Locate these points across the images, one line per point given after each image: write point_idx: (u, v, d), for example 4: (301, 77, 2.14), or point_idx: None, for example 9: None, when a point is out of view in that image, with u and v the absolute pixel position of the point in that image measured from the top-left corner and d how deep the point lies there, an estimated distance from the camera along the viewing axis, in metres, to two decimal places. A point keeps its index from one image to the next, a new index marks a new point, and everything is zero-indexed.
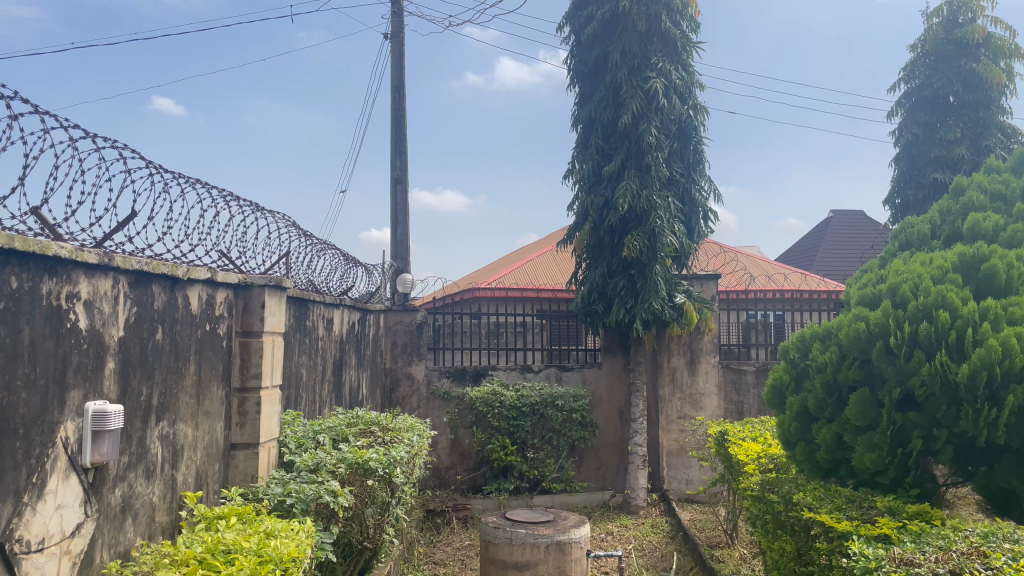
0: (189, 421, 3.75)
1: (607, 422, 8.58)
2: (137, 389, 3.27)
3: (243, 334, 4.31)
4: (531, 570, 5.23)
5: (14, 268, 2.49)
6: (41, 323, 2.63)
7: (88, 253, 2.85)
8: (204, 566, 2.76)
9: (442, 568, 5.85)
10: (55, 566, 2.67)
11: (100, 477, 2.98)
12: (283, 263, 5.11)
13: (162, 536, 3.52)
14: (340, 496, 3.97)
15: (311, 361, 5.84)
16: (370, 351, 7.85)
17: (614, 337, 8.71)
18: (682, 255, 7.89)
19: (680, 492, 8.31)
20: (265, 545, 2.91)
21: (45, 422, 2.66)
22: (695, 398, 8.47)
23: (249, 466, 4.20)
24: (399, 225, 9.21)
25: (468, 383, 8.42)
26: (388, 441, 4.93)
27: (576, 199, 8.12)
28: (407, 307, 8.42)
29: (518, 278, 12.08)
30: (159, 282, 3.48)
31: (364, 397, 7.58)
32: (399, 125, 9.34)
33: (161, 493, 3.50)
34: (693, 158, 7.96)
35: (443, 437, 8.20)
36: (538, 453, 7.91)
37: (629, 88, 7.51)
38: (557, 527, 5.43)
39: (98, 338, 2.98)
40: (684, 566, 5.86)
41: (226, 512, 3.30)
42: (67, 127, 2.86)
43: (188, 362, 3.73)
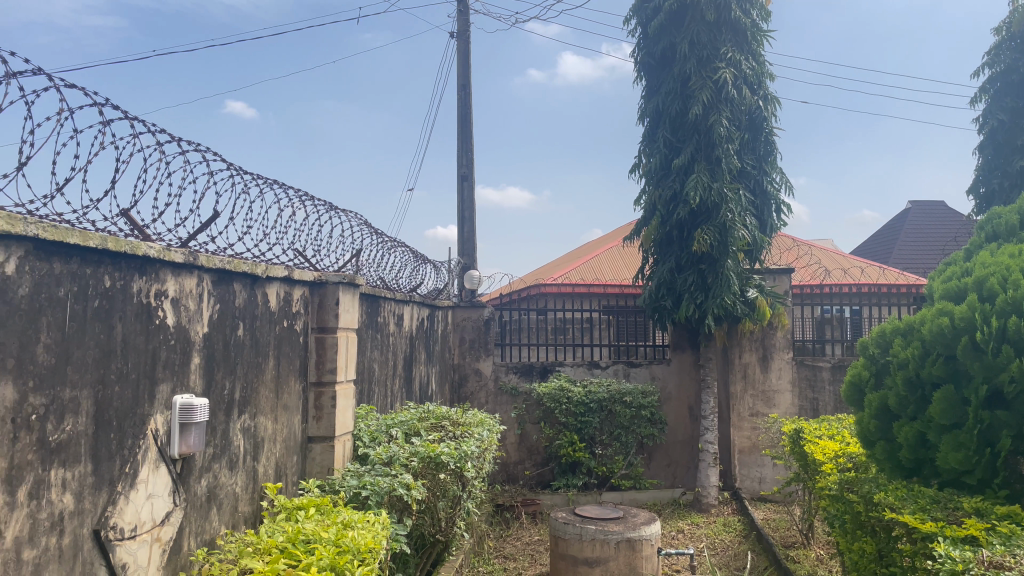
0: (269, 414, 3.87)
1: (676, 419, 8.48)
2: (221, 383, 3.40)
3: (319, 330, 4.42)
4: (601, 566, 5.23)
5: (107, 268, 2.61)
6: (133, 320, 2.75)
7: (175, 252, 2.97)
8: (285, 555, 2.86)
9: (512, 562, 5.88)
10: (147, 552, 2.80)
11: (187, 467, 3.10)
12: (355, 260, 5.22)
13: (245, 525, 3.65)
14: (413, 489, 4.04)
15: (382, 356, 5.95)
16: (439, 346, 7.96)
17: (683, 332, 8.58)
18: (754, 248, 7.74)
19: (753, 490, 8.17)
20: (343, 535, 2.98)
21: (137, 414, 2.78)
22: (768, 395, 8.30)
23: (325, 459, 4.31)
24: (466, 222, 9.28)
25: (535, 378, 8.45)
26: (458, 436, 5.00)
27: (644, 192, 8.04)
28: (474, 303, 8.51)
29: (584, 274, 12.05)
30: (240, 280, 3.59)
31: (433, 391, 7.68)
32: (465, 122, 9.41)
33: (243, 484, 3.62)
34: (764, 149, 7.81)
35: (511, 432, 8.25)
36: (606, 449, 7.88)
37: (697, 79, 7.40)
38: (627, 524, 5.40)
39: (185, 334, 3.10)
40: (758, 565, 5.76)
41: (305, 503, 3.40)
42: (154, 133, 2.99)
43: (268, 357, 3.85)
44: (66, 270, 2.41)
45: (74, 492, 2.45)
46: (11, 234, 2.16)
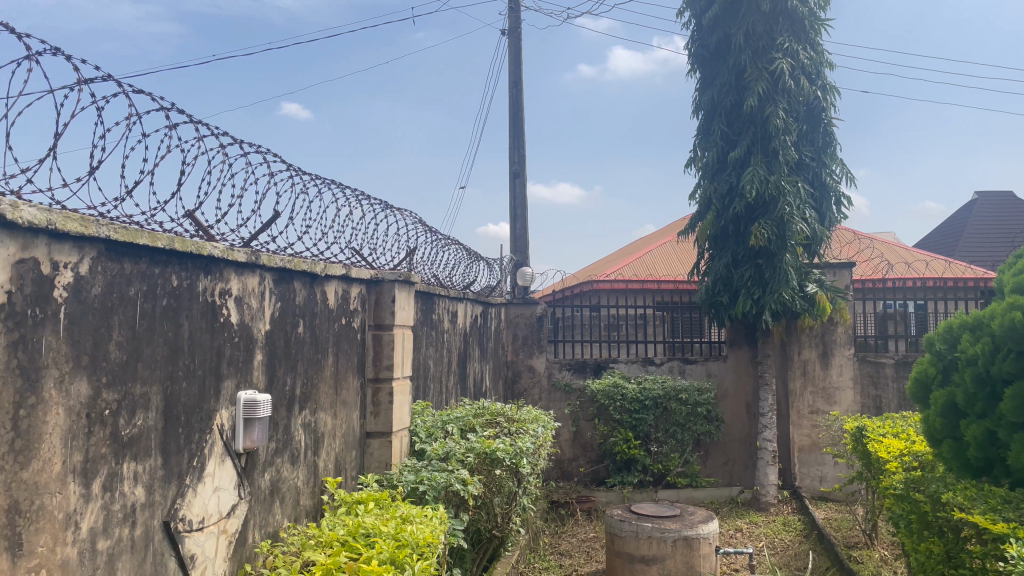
0: (329, 410, 3.94)
1: (734, 416, 8.36)
2: (282, 379, 3.48)
3: (376, 327, 4.48)
4: (658, 564, 5.19)
5: (174, 268, 2.69)
6: (199, 318, 2.84)
7: (238, 252, 3.05)
8: (346, 548, 2.92)
9: (568, 559, 5.88)
10: (214, 544, 2.88)
11: (251, 461, 3.19)
12: (410, 258, 5.27)
13: (307, 519, 3.73)
14: (469, 484, 4.07)
15: (437, 352, 6.01)
16: (492, 343, 8.00)
17: (740, 329, 8.45)
18: (814, 242, 7.58)
19: (813, 489, 8.01)
20: (402, 530, 3.02)
21: (203, 409, 2.87)
22: (829, 392, 8.12)
23: (383, 454, 4.37)
24: (518, 219, 9.30)
25: (589, 375, 8.42)
26: (514, 432, 5.02)
27: (699, 186, 7.93)
28: (527, 300, 8.52)
29: (637, 270, 11.96)
30: (300, 279, 3.66)
31: (487, 388, 7.73)
32: (517, 119, 9.42)
33: (305, 478, 3.70)
34: (823, 140, 7.63)
35: (565, 429, 8.23)
36: (662, 447, 7.81)
37: (753, 70, 7.27)
38: (684, 522, 5.35)
39: (248, 332, 3.18)
40: (820, 565, 5.65)
41: (364, 498, 3.46)
42: (218, 136, 3.07)
43: (327, 354, 3.92)
44: (135, 270, 2.49)
45: (145, 484, 2.54)
46: (84, 236, 2.24)
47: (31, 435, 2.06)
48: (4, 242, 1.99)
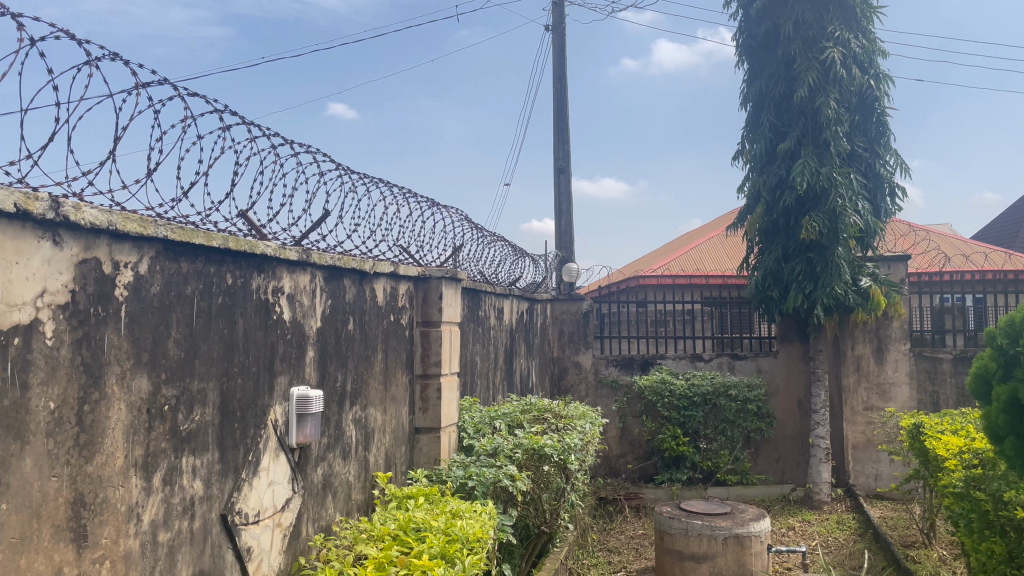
0: (379, 406, 3.99)
1: (785, 412, 8.23)
2: (333, 375, 3.53)
3: (424, 324, 4.52)
4: (709, 562, 5.14)
5: (229, 266, 2.75)
6: (253, 316, 2.90)
7: (290, 250, 3.10)
8: (398, 542, 2.96)
9: (617, 556, 5.86)
10: (269, 537, 2.94)
11: (304, 456, 3.24)
12: (456, 256, 5.30)
13: (359, 513, 3.78)
14: (518, 480, 4.08)
15: (484, 349, 6.04)
16: (539, 339, 8.01)
17: (791, 324, 8.31)
18: (867, 235, 7.41)
19: (868, 487, 7.84)
20: (452, 524, 3.05)
21: (258, 405, 2.93)
22: (884, 388, 7.93)
23: (432, 449, 4.42)
24: (563, 215, 9.28)
25: (636, 371, 8.36)
26: (561, 428, 5.02)
27: (747, 179, 7.81)
28: (573, 296, 8.50)
29: (685, 265, 11.83)
30: (350, 276, 3.71)
31: (534, 384, 7.74)
32: (562, 114, 9.40)
33: (356, 472, 3.75)
34: (876, 130, 7.45)
35: (612, 425, 8.19)
36: (711, 444, 7.73)
37: (804, 60, 7.12)
38: (735, 519, 5.28)
39: (300, 329, 3.23)
40: (875, 565, 5.53)
41: (414, 493, 3.50)
42: (269, 137, 3.13)
43: (377, 350, 3.97)
44: (192, 269, 2.55)
45: (203, 478, 2.60)
46: (143, 236, 2.30)
47: (96, 430, 2.13)
48: (68, 243, 2.06)
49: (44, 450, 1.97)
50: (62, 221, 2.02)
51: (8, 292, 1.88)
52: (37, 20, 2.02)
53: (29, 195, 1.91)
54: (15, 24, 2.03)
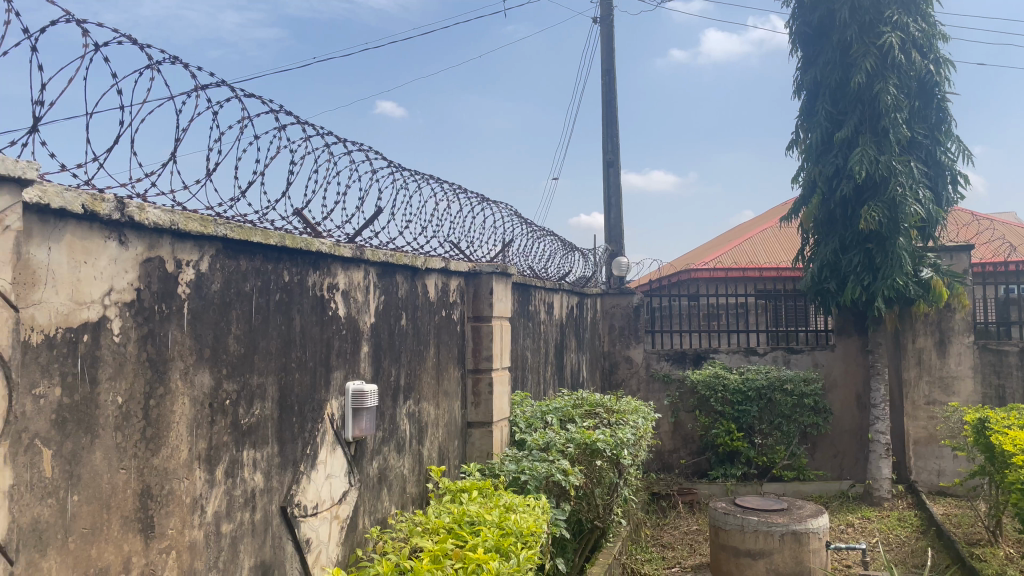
0: (432, 400, 4.03)
1: (843, 407, 8.05)
2: (387, 371, 3.58)
3: (475, 319, 4.54)
4: (765, 559, 5.06)
5: (286, 264, 2.80)
6: (309, 312, 2.95)
7: (344, 247, 3.15)
8: (453, 535, 2.99)
9: (671, 551, 5.82)
10: (327, 529, 3.00)
11: (360, 450, 3.30)
12: (506, 251, 5.31)
13: (413, 505, 3.83)
14: (570, 475, 4.08)
15: (534, 343, 6.04)
16: (589, 334, 7.99)
17: (849, 317, 8.12)
18: (929, 224, 7.20)
19: (930, 483, 7.63)
20: (506, 518, 3.07)
21: (315, 399, 2.98)
22: (947, 382, 7.70)
23: (485, 444, 4.44)
24: (613, 209, 9.22)
25: (688, 366, 8.27)
26: (613, 423, 5.00)
27: (802, 169, 7.65)
28: (623, 290, 8.45)
29: (737, 257, 11.65)
30: (402, 272, 3.75)
31: (585, 379, 7.72)
32: (610, 107, 9.33)
33: (411, 466, 3.80)
34: (937, 116, 7.23)
35: (665, 420, 8.11)
36: (766, 439, 7.61)
37: (860, 46, 6.94)
38: (792, 516, 5.19)
39: (355, 324, 3.28)
40: (939, 563, 5.40)
41: (468, 486, 3.53)
42: (324, 136, 3.18)
43: (429, 345, 4.00)
44: (251, 267, 2.61)
45: (264, 471, 2.66)
46: (204, 235, 2.36)
47: (161, 424, 2.20)
48: (133, 243, 2.12)
49: (113, 443, 2.04)
50: (127, 222, 2.09)
51: (78, 291, 1.95)
52: (100, 27, 2.08)
53: (96, 196, 1.97)
54: (81, 30, 2.09)
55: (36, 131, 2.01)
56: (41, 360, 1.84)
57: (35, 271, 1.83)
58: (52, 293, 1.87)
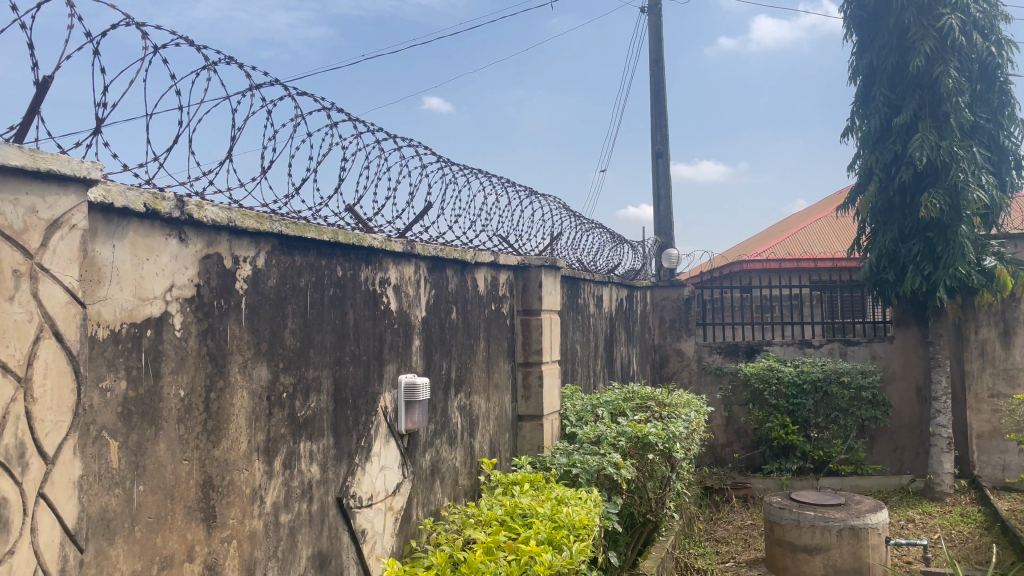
0: (483, 393, 4.05)
1: (902, 400, 7.85)
2: (439, 364, 3.61)
3: (525, 312, 4.55)
4: (823, 554, 4.97)
5: (339, 259, 2.84)
6: (362, 306, 2.99)
7: (395, 242, 3.18)
8: (505, 527, 3.02)
9: (725, 546, 5.75)
10: (382, 520, 3.04)
11: (413, 442, 3.33)
12: (555, 245, 5.30)
13: (465, 497, 3.86)
14: (622, 468, 4.06)
15: (584, 337, 6.03)
16: (639, 327, 7.94)
17: (908, 308, 7.90)
18: (992, 211, 6.97)
19: (995, 478, 7.40)
20: (558, 511, 3.07)
21: (369, 392, 3.03)
22: (1012, 374, 7.45)
23: (535, 436, 4.45)
24: (662, 200, 9.13)
25: (741, 359, 8.15)
26: (665, 416, 4.97)
27: (859, 157, 7.46)
28: (673, 283, 8.36)
29: (791, 248, 11.43)
30: (452, 266, 3.77)
31: (635, 372, 7.67)
32: (659, 98, 9.22)
33: (462, 458, 3.83)
34: (1000, 99, 6.98)
35: (717, 414, 8.01)
36: (823, 433, 7.47)
37: (918, 28, 6.74)
38: (850, 511, 5.09)
39: (406, 318, 3.32)
40: (1005, 560, 5.23)
41: (520, 479, 3.54)
42: (375, 133, 3.21)
43: (479, 338, 4.02)
44: (305, 262, 2.65)
45: (320, 463, 2.71)
46: (260, 232, 2.41)
47: (221, 417, 2.25)
48: (192, 240, 2.18)
49: (176, 435, 2.09)
50: (186, 219, 2.14)
51: (141, 287, 2.00)
52: (159, 29, 2.14)
53: (157, 195, 2.03)
54: (141, 33, 2.15)
55: (100, 133, 2.07)
56: (107, 354, 1.90)
57: (100, 268, 1.89)
58: (116, 290, 1.93)
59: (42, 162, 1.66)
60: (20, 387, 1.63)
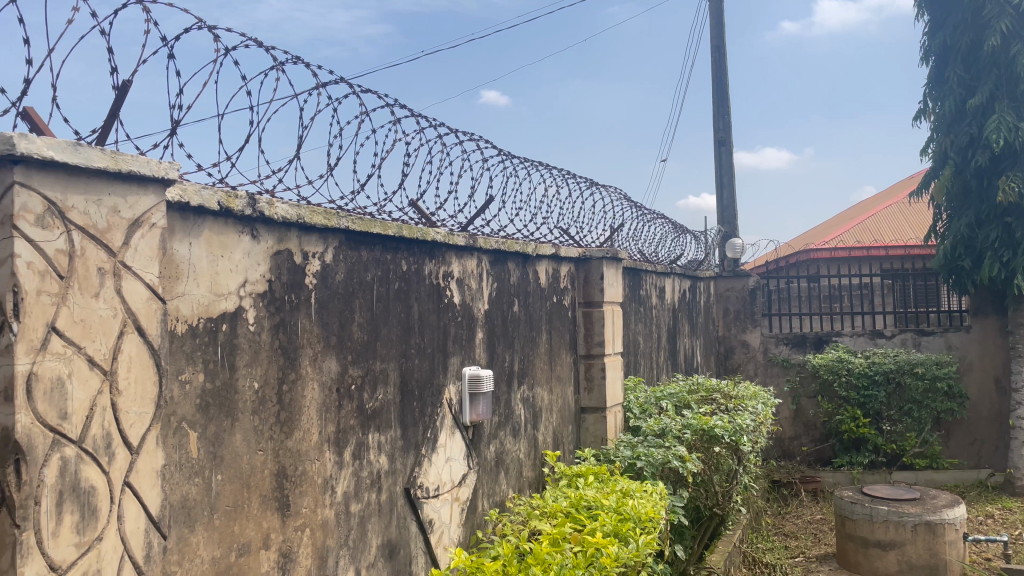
0: (545, 385, 4.06)
1: (979, 391, 7.56)
2: (502, 356, 3.63)
3: (586, 304, 4.54)
4: (897, 550, 4.84)
5: (403, 253, 2.88)
6: (426, 300, 3.03)
7: (458, 236, 3.20)
8: (570, 519, 3.03)
9: (794, 540, 5.64)
10: (448, 510, 3.08)
11: (478, 434, 3.36)
12: (616, 236, 5.27)
13: (530, 489, 3.88)
14: (688, 461, 4.02)
15: (646, 329, 5.98)
16: (702, 318, 7.83)
17: (986, 296, 7.60)
18: None
19: None
20: (623, 503, 3.05)
21: (434, 384, 3.07)
22: None
23: (598, 429, 4.44)
24: (725, 189, 8.98)
25: (809, 350, 7.97)
26: (731, 408, 4.91)
27: (932, 140, 7.21)
28: (738, 273, 8.22)
29: (860, 236, 11.12)
30: (514, 259, 3.79)
31: (699, 364, 7.58)
32: (721, 85, 9.05)
33: (526, 450, 3.85)
34: None
35: (785, 406, 7.84)
36: (895, 426, 7.25)
37: (994, 5, 6.45)
38: (926, 505, 4.93)
39: (469, 311, 3.35)
40: None
41: (584, 471, 3.54)
42: (436, 127, 3.23)
43: (541, 331, 4.03)
44: (371, 257, 2.70)
45: (388, 453, 2.76)
46: (328, 227, 2.46)
47: (293, 408, 2.31)
48: (264, 237, 2.24)
49: (251, 426, 2.16)
50: (258, 217, 2.20)
51: (217, 283, 2.07)
52: (229, 32, 2.19)
53: (229, 194, 2.09)
54: (212, 35, 2.21)
55: (175, 134, 2.14)
56: (186, 349, 1.96)
57: (178, 265, 1.96)
58: (193, 286, 1.99)
59: (123, 163, 1.73)
60: (106, 380, 1.70)
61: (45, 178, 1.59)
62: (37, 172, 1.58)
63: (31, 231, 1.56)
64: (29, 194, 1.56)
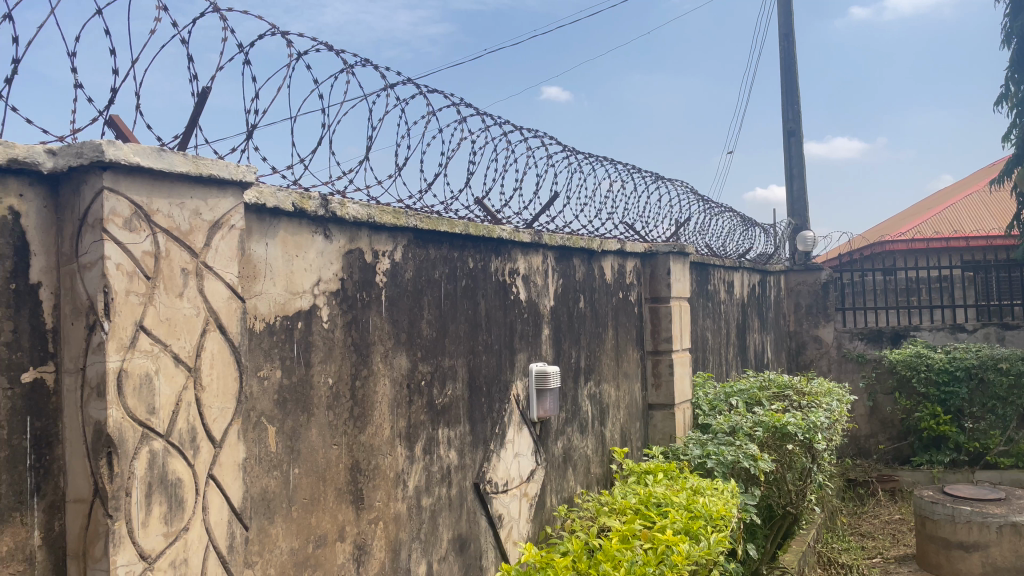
0: (612, 381, 4.04)
1: None
2: (568, 352, 3.64)
3: (652, 300, 4.51)
4: (981, 552, 4.66)
5: (470, 251, 2.91)
6: (493, 297, 3.05)
7: (524, 233, 3.22)
8: (640, 516, 3.02)
9: (871, 541, 5.47)
10: (517, 506, 3.10)
11: (545, 430, 3.37)
12: (683, 231, 5.21)
13: (598, 486, 3.87)
14: (759, 460, 3.95)
15: (715, 324, 5.90)
16: (773, 313, 7.68)
17: None
18: None
19: None
20: (694, 501, 3.02)
21: (502, 380, 3.09)
22: None
23: (666, 426, 4.40)
24: (795, 180, 8.77)
25: (886, 345, 7.75)
26: (804, 405, 4.79)
27: (1016, 125, 6.89)
28: (810, 266, 8.01)
29: (938, 226, 10.74)
30: (579, 255, 3.78)
31: (769, 360, 7.43)
32: (790, 74, 8.84)
33: (594, 447, 3.84)
34: None
35: (860, 403, 7.53)
36: (978, 424, 6.98)
37: None
38: (1012, 506, 4.73)
39: (535, 307, 3.36)
40: None
41: (653, 468, 3.51)
42: (502, 124, 3.23)
43: (607, 327, 4.02)
44: (439, 254, 2.74)
45: (457, 449, 2.80)
46: (397, 226, 2.50)
47: (367, 404, 2.37)
48: (337, 236, 2.29)
49: (326, 421, 2.22)
50: (331, 217, 2.26)
51: (292, 282, 2.13)
52: (300, 37, 2.24)
53: (304, 195, 2.15)
54: (284, 40, 2.25)
55: (251, 138, 2.21)
56: (264, 346, 2.03)
57: (256, 266, 2.03)
58: (270, 285, 2.06)
59: (204, 167, 1.80)
60: (190, 376, 1.77)
61: (132, 183, 1.66)
62: (125, 177, 1.65)
63: (120, 234, 1.63)
64: (117, 198, 1.64)
